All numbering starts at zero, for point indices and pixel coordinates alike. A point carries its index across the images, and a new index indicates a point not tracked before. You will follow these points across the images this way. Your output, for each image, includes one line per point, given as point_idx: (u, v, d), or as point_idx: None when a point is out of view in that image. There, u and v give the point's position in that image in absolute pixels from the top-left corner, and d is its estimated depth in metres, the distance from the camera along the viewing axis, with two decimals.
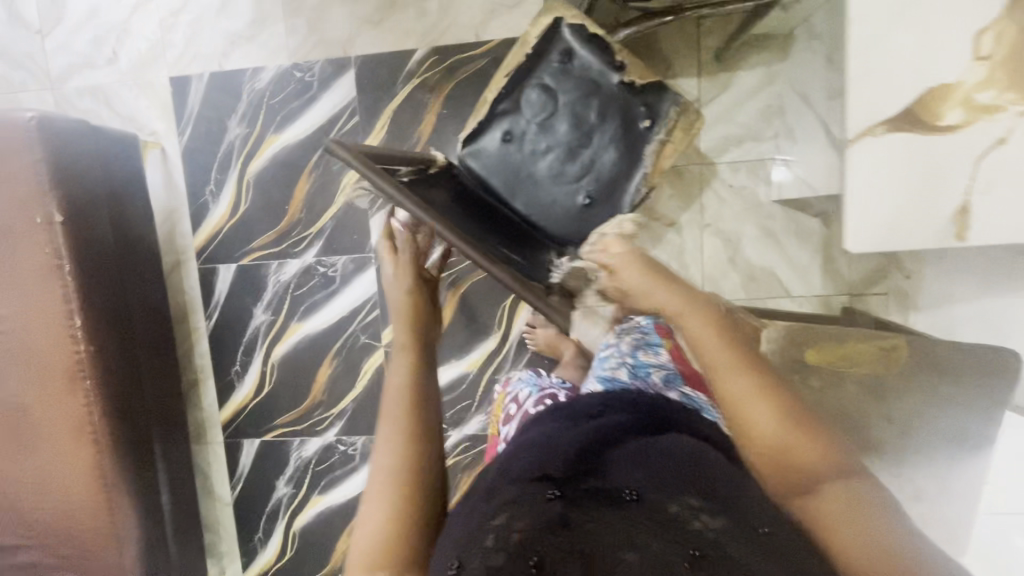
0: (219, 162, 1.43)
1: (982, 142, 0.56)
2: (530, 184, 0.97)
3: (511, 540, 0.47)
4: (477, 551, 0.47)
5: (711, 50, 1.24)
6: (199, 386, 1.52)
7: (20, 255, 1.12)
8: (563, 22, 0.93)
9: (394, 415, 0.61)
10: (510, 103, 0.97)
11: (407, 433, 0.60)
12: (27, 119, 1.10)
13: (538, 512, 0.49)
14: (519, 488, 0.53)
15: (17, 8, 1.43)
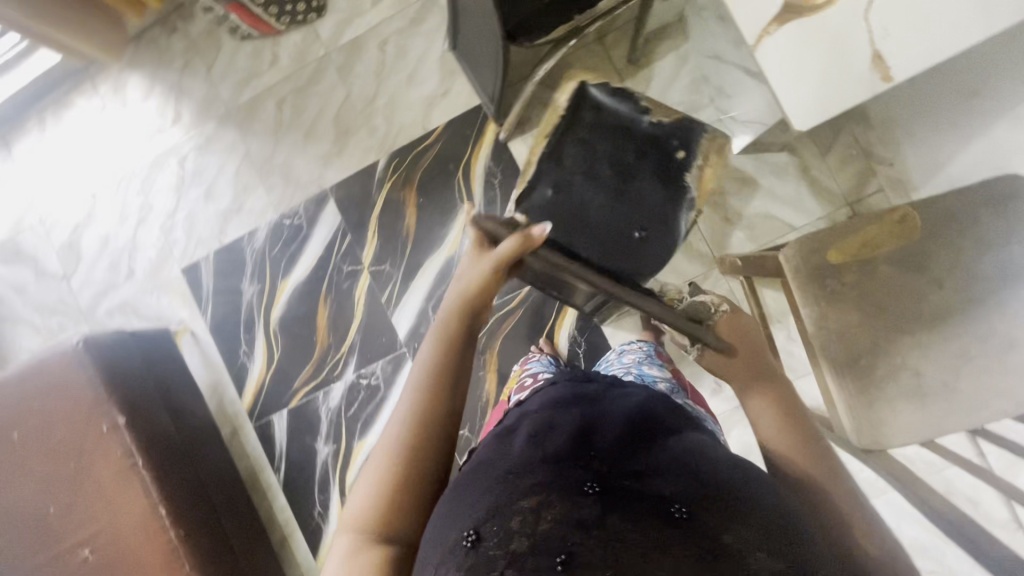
0: (244, 324, 1.55)
1: (861, 1, 0.60)
2: (585, 229, 0.88)
3: (537, 530, 0.47)
4: (498, 532, 0.47)
5: (623, 58, 1.40)
6: (289, 543, 1.49)
7: (94, 464, 1.18)
8: (590, 84, 0.93)
9: (417, 383, 0.63)
10: (547, 161, 0.92)
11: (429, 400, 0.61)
12: (75, 344, 1.22)
13: (572, 505, 0.48)
14: (550, 469, 0.52)
15: (42, 265, 1.63)
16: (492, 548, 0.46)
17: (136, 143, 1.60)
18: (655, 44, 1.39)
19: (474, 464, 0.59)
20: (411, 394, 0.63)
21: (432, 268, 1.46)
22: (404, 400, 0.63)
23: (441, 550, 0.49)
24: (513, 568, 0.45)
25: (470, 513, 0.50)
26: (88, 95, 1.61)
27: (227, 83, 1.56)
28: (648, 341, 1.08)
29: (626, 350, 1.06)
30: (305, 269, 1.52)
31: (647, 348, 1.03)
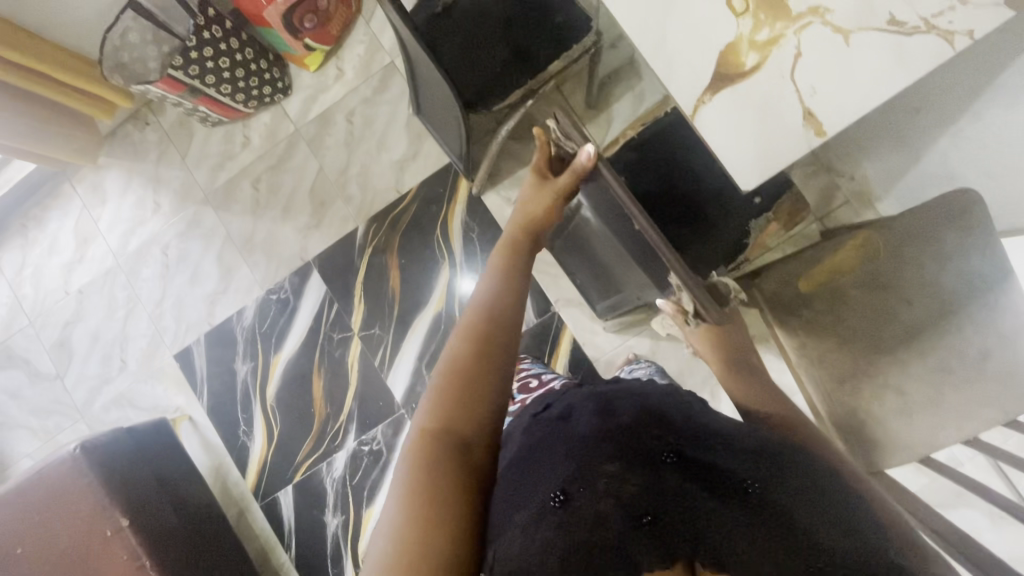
0: (241, 404, 1.55)
1: (786, 62, 0.64)
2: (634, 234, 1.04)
3: (618, 494, 0.55)
4: (586, 495, 0.55)
5: (581, 103, 1.44)
6: None
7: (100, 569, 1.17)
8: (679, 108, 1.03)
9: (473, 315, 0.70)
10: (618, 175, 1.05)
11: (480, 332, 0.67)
12: (72, 450, 1.22)
13: (650, 480, 0.56)
14: (632, 441, 0.58)
15: (35, 367, 1.64)
16: (577, 508, 0.54)
17: (119, 236, 1.62)
18: (612, 87, 1.44)
19: (543, 429, 0.64)
20: (463, 326, 0.69)
21: (422, 326, 1.48)
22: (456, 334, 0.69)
23: (527, 510, 0.56)
24: (598, 526, 0.53)
25: (555, 475, 0.57)
26: (68, 195, 1.64)
27: (202, 169, 1.59)
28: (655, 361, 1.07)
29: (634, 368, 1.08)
30: (296, 342, 1.53)
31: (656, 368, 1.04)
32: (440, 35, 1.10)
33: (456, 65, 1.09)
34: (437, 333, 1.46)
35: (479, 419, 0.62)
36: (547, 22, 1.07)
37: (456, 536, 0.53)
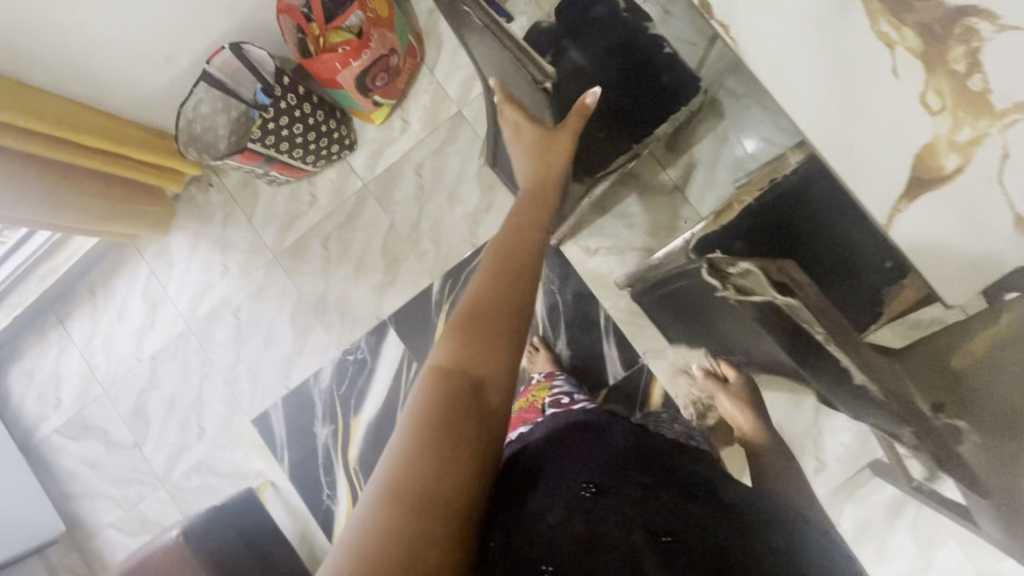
0: (323, 467, 1.52)
1: (990, 166, 0.54)
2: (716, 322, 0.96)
3: (644, 499, 0.55)
4: (611, 496, 0.55)
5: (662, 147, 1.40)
6: None
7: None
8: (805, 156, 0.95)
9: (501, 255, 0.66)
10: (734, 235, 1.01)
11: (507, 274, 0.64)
12: (175, 536, 1.23)
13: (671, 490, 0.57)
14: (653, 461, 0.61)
15: (112, 436, 1.63)
16: (601, 510, 0.54)
17: (187, 301, 1.60)
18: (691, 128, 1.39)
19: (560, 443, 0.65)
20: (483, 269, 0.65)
21: None
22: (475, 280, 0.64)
23: (546, 502, 0.55)
24: (616, 521, 0.53)
25: (583, 474, 0.58)
26: (134, 261, 1.62)
27: (270, 229, 1.56)
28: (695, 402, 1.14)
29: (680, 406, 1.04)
30: (376, 403, 1.50)
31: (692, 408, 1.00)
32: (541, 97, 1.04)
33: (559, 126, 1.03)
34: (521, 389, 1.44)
35: (503, 371, 0.56)
36: (653, 83, 1.05)
37: (453, 495, 0.49)
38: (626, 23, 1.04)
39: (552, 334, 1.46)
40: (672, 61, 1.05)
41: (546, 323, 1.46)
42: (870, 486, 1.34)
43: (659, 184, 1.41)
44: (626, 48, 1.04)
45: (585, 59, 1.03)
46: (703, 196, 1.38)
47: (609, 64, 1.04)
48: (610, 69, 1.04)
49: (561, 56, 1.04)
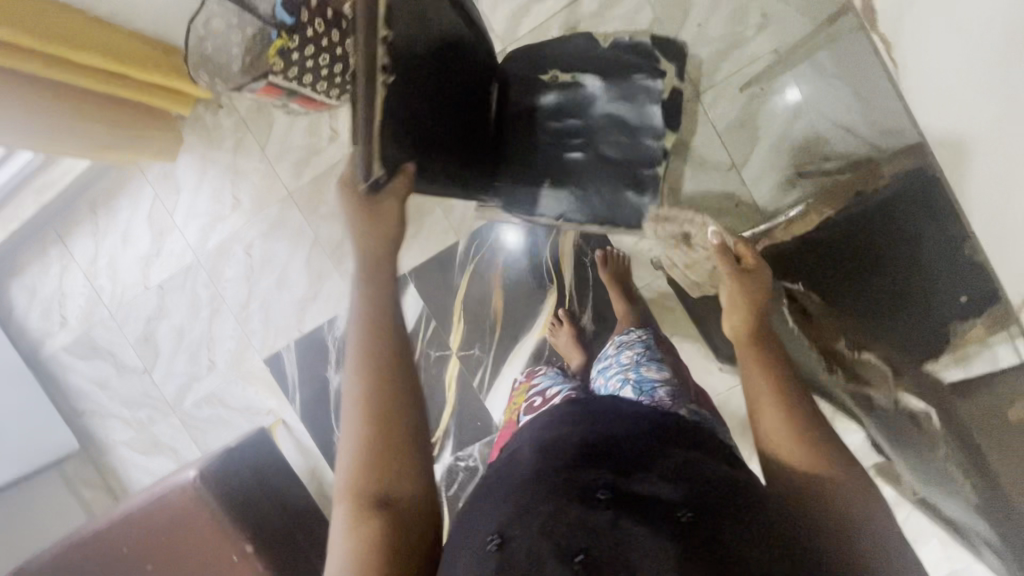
0: (334, 412, 1.50)
1: None
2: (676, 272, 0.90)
3: (556, 530, 0.46)
4: (521, 533, 0.47)
5: (725, 120, 1.26)
6: None
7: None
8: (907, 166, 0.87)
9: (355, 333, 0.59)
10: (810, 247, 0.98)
11: (363, 352, 0.57)
12: (193, 478, 1.23)
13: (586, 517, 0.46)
14: (567, 477, 0.51)
15: (120, 359, 1.61)
16: (512, 557, 0.45)
17: (195, 232, 1.51)
18: (763, 101, 1.24)
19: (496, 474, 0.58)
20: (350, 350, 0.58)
21: (524, 349, 1.43)
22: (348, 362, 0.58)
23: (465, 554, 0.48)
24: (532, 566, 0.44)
25: (493, 519, 0.50)
26: (138, 183, 1.51)
27: (283, 164, 1.43)
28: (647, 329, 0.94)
29: (632, 345, 0.91)
30: None
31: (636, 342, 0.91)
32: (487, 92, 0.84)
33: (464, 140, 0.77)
34: (541, 357, 1.41)
35: (399, 475, 0.54)
36: (518, 166, 0.88)
37: None
38: (622, 109, 0.87)
39: (578, 306, 1.38)
40: (539, 172, 0.88)
41: (572, 295, 1.38)
42: None
43: (715, 159, 1.28)
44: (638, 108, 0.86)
45: (589, 119, 0.87)
46: (757, 181, 1.26)
47: (604, 135, 0.87)
48: (600, 126, 0.87)
49: (568, 87, 0.87)
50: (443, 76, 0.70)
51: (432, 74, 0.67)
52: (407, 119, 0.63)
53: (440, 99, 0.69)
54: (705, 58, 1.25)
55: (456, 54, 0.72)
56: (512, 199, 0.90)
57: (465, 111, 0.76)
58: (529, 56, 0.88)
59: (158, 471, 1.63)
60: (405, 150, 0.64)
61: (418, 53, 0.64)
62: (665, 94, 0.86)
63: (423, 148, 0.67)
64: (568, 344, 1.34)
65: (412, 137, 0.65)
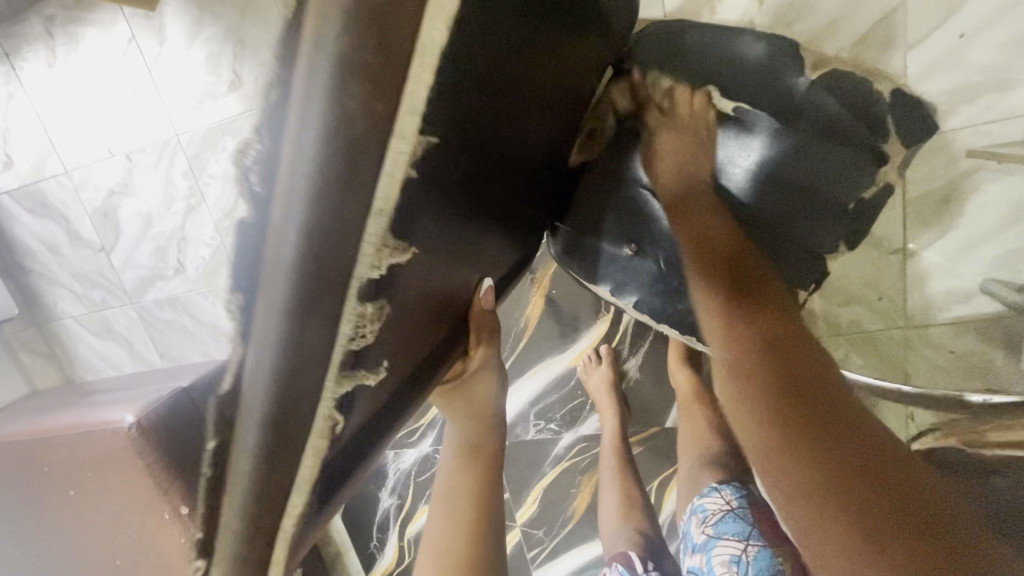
0: None
1: None
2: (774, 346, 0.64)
3: None
4: None
5: (919, 188, 0.90)
6: (342, 559, 1.46)
7: (146, 547, 1.05)
8: None
9: (456, 471, 0.54)
10: None
11: (472, 495, 0.53)
12: (128, 426, 1.01)
13: None
14: None
15: (74, 227, 1.33)
16: None
17: (180, 102, 1.15)
18: (985, 180, 0.87)
19: None
20: (445, 488, 0.55)
21: (547, 370, 1.19)
22: (441, 510, 0.54)
23: None
24: None
25: None
26: (110, 16, 1.14)
27: None
28: (735, 484, 0.76)
29: (722, 532, 0.71)
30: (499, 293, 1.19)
31: (728, 512, 0.72)
32: (556, 142, 0.53)
33: (506, 241, 0.52)
34: (563, 386, 1.19)
35: None
36: (607, 223, 0.64)
37: None
38: (794, 178, 0.55)
39: (627, 348, 1.13)
40: (632, 230, 0.63)
41: (626, 333, 1.12)
42: None
43: (884, 236, 0.93)
44: (834, 202, 0.56)
45: (724, 187, 0.58)
46: (928, 278, 0.94)
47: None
48: (741, 206, 0.58)
49: (720, 128, 0.57)
50: (485, 176, 0.41)
51: (475, 182, 0.39)
52: (415, 295, 0.38)
53: (469, 224, 0.42)
54: (940, 89, 0.84)
55: (521, 113, 0.42)
56: (581, 252, 0.67)
57: (510, 201, 0.48)
58: (665, 60, 0.60)
59: (109, 357, 1.44)
60: (409, 344, 0.40)
61: (431, 214, 0.34)
62: (868, 192, 0.57)
63: (430, 317, 0.41)
64: (602, 392, 1.09)
65: (474, 195, 0.40)
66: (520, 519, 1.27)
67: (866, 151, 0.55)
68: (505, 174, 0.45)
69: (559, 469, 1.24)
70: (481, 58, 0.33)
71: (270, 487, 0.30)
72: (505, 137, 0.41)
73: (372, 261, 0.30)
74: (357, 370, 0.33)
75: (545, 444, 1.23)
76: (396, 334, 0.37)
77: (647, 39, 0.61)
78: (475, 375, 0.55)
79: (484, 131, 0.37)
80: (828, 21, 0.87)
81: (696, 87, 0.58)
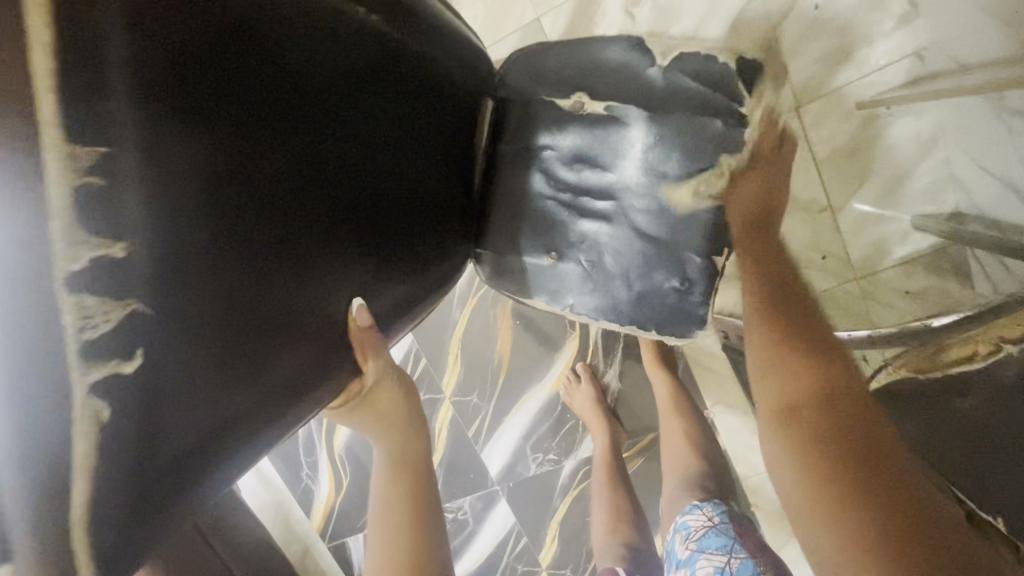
0: (304, 448, 1.32)
1: None
2: (678, 314, 0.65)
3: None
4: None
5: (824, 145, 0.94)
6: None
7: None
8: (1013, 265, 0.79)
9: (393, 491, 0.59)
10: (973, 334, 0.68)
11: (411, 504, 0.59)
12: None
13: None
14: None
15: None
16: None
17: None
18: (882, 124, 0.92)
19: None
20: (381, 508, 0.59)
21: (534, 401, 1.19)
22: (378, 530, 0.59)
23: None
24: None
25: None
26: None
27: None
28: (719, 503, 0.70)
29: (705, 547, 0.64)
30: (462, 330, 1.19)
31: (718, 528, 0.65)
32: (426, 168, 0.57)
33: (377, 271, 0.53)
34: (552, 413, 1.19)
35: None
36: (521, 233, 0.67)
37: None
38: (655, 159, 0.61)
39: (602, 362, 1.13)
40: (551, 240, 0.67)
41: (597, 347, 1.14)
42: None
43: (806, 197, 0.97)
44: (708, 170, 0.61)
45: (615, 180, 0.63)
46: (860, 227, 0.97)
47: (639, 210, 0.63)
48: (636, 189, 0.63)
49: (596, 125, 0.63)
50: (253, 220, 0.42)
51: (246, 208, 0.41)
52: (220, 317, 0.40)
53: (265, 257, 0.43)
54: (814, 57, 0.91)
55: (296, 143, 0.44)
56: (508, 272, 0.69)
57: (348, 227, 0.49)
58: (530, 81, 0.64)
59: None
60: (242, 348, 0.42)
61: (177, 261, 0.37)
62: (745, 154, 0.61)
63: (264, 324, 0.43)
64: (589, 411, 1.09)
65: (269, 220, 0.43)
66: (543, 563, 1.22)
67: (719, 113, 0.60)
68: (329, 202, 0.47)
69: (569, 499, 1.20)
70: (149, 120, 0.35)
71: (43, 486, 0.32)
72: (266, 176, 0.43)
73: (67, 253, 0.32)
74: (102, 359, 0.33)
75: (549, 477, 1.21)
76: (198, 349, 0.39)
77: (510, 63, 0.66)
78: (377, 389, 0.57)
79: (213, 174, 0.39)
80: (697, 17, 0.93)
81: (564, 95, 0.63)
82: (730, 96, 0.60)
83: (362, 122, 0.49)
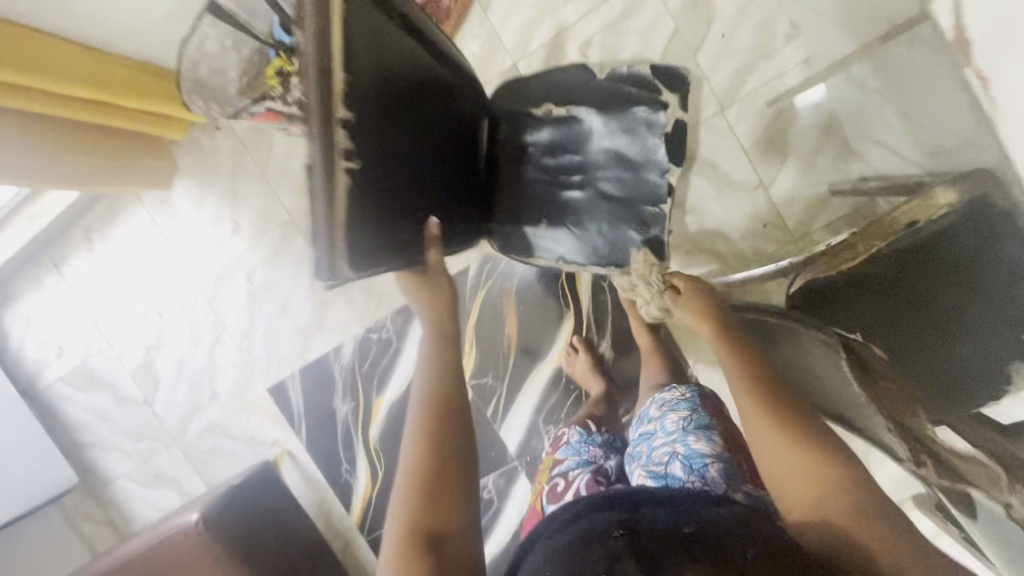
0: (342, 443, 1.45)
1: None
2: (639, 249, 0.88)
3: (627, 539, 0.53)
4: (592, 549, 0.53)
5: (748, 136, 1.20)
6: None
7: None
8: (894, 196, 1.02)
9: (431, 372, 0.74)
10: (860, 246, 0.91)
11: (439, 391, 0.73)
12: (194, 522, 1.19)
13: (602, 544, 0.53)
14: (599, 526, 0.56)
15: (119, 390, 1.55)
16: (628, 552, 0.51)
17: (196, 257, 1.46)
18: (790, 115, 1.17)
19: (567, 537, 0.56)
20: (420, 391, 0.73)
21: (541, 377, 1.37)
22: (413, 409, 0.72)
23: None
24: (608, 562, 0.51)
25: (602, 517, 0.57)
26: (133, 209, 1.47)
27: (288, 187, 1.38)
28: (695, 386, 0.79)
29: (673, 408, 0.75)
30: (476, 319, 1.41)
31: (688, 394, 0.76)
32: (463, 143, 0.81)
33: (441, 207, 0.77)
34: (557, 386, 1.36)
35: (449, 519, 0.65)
36: (520, 203, 0.90)
37: None
38: (619, 142, 0.87)
39: (596, 335, 1.33)
40: (545, 210, 0.90)
41: (590, 324, 1.33)
42: (912, 513, 1.27)
43: (742, 178, 1.21)
44: (641, 149, 0.86)
45: (587, 161, 0.88)
46: (789, 198, 1.19)
47: (606, 179, 0.88)
48: (602, 164, 0.88)
49: (567, 121, 0.88)
50: (389, 155, 0.64)
51: (385, 146, 0.64)
52: (378, 195, 0.63)
53: (392, 181, 0.65)
54: (728, 70, 1.18)
55: (407, 111, 0.67)
56: (514, 238, 0.92)
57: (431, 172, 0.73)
58: (513, 100, 0.89)
59: (161, 503, 1.57)
60: (392, 213, 0.66)
61: (362, 163, 0.60)
62: (667, 128, 0.85)
63: (393, 213, 0.66)
64: (588, 374, 1.27)
65: (396, 157, 0.66)
66: None
67: (645, 105, 0.85)
68: (420, 152, 0.71)
69: None
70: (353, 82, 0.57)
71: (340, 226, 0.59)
72: (397, 127, 0.65)
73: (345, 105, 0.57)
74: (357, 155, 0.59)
75: None
76: (371, 201, 0.62)
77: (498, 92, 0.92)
78: (434, 273, 0.77)
79: (375, 119, 0.61)
80: (636, 51, 1.22)
81: (536, 106, 0.89)
82: (650, 93, 0.85)
83: (432, 102, 0.73)
